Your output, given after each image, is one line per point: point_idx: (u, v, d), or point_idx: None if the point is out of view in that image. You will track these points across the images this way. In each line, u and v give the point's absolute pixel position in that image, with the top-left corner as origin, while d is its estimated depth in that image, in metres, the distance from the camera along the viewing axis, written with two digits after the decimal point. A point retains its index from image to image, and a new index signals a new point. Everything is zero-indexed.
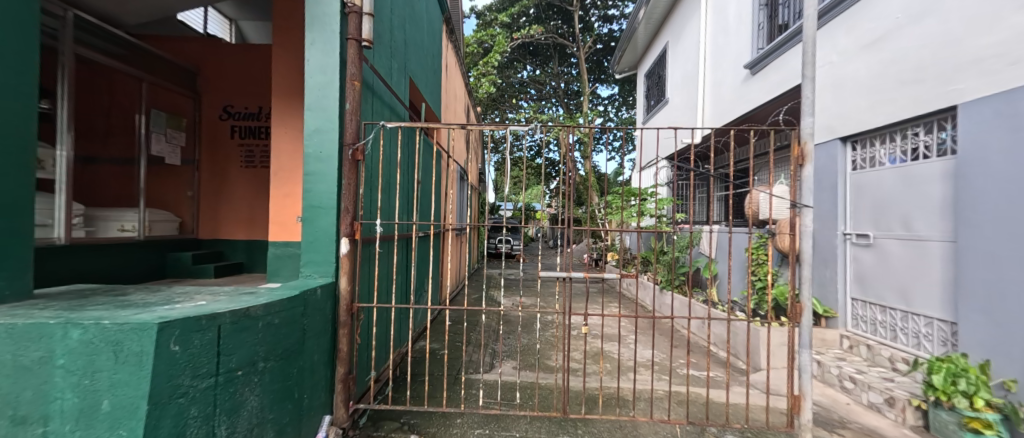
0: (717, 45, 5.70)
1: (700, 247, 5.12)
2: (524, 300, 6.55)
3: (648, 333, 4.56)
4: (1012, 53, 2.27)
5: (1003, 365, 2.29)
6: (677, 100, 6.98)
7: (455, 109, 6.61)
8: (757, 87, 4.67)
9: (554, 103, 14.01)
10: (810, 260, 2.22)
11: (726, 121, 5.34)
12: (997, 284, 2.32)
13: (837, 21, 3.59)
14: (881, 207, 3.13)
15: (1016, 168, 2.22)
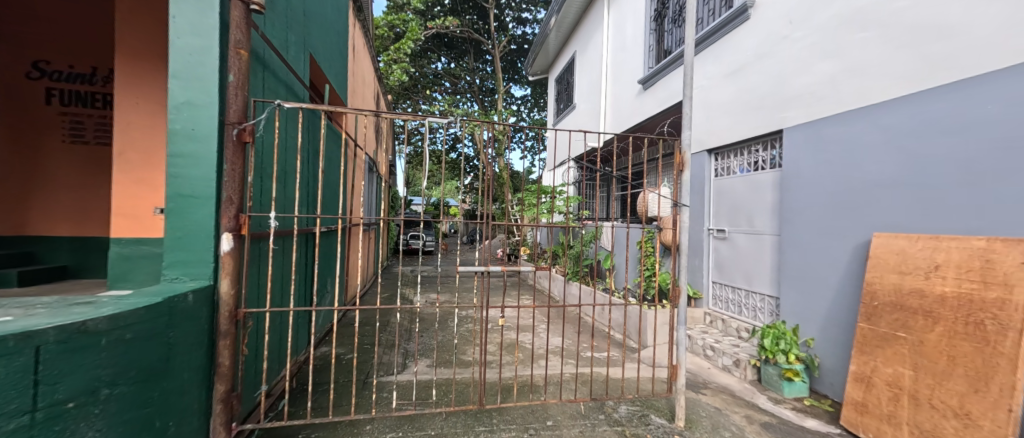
0: (616, 59, 6.34)
1: (602, 241, 5.66)
2: (440, 296, 6.45)
3: (558, 322, 4.88)
4: (818, 93, 3.03)
5: (806, 328, 3.07)
6: (584, 107, 7.55)
7: (364, 95, 6.10)
8: (647, 101, 5.34)
9: (470, 98, 13.93)
10: (687, 251, 2.63)
11: (624, 128, 5.99)
12: (805, 267, 3.09)
13: (707, 52, 4.32)
14: (734, 207, 3.88)
15: (820, 180, 3.00)
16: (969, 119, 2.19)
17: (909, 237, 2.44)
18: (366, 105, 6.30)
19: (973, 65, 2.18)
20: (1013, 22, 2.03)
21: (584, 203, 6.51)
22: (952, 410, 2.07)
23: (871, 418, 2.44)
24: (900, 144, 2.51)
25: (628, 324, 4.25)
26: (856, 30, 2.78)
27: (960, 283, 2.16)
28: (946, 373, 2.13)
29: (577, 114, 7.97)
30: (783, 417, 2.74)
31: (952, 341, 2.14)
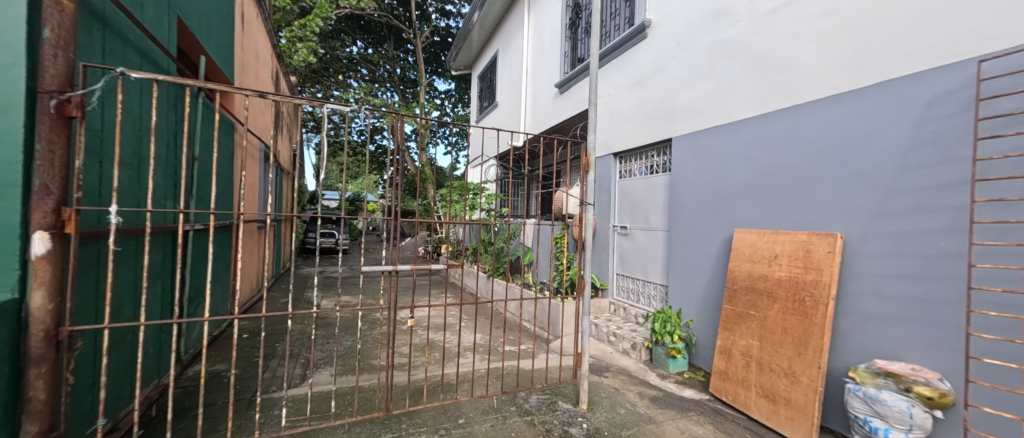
0: (535, 61, 6.56)
1: (520, 238, 5.82)
2: (345, 299, 6.01)
3: (476, 319, 4.92)
4: (698, 109, 3.56)
5: (687, 311, 3.59)
6: (505, 106, 7.67)
7: (259, 71, 5.31)
8: (562, 104, 5.65)
9: (389, 88, 13.07)
10: (591, 246, 2.83)
11: (541, 129, 6.24)
12: (688, 259, 3.61)
13: (612, 64, 4.75)
14: (634, 206, 4.35)
15: (699, 184, 3.54)
16: (801, 139, 2.78)
17: (758, 232, 3.01)
18: (262, 85, 5.52)
19: (803, 95, 2.77)
20: (827, 65, 2.63)
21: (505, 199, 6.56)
22: (784, 371, 2.62)
23: (731, 384, 2.97)
24: (755, 155, 3.08)
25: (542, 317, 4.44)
26: (725, 58, 3.32)
27: (790, 268, 2.73)
28: (781, 341, 2.68)
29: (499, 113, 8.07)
30: (668, 391, 3.16)
31: (784, 315, 2.70)
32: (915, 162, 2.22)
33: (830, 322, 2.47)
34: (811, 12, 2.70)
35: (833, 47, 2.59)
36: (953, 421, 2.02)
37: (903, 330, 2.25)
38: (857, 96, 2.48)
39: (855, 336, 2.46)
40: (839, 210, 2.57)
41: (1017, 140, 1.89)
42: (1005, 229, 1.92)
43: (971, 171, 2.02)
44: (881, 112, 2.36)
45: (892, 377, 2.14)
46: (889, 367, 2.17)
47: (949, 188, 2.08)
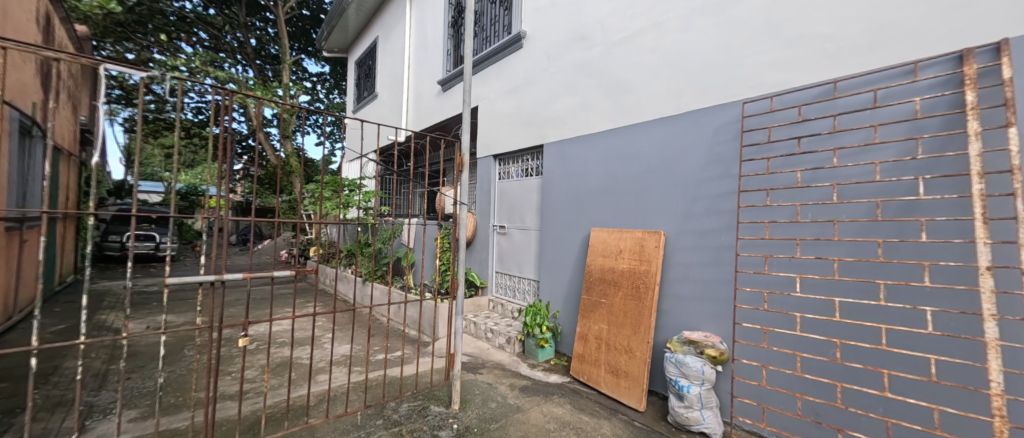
0: (418, 55, 6.37)
1: (402, 239, 5.79)
2: (175, 319, 5.18)
3: (347, 329, 4.65)
4: (564, 120, 4.01)
5: (555, 302, 3.99)
6: (386, 100, 7.29)
7: (9, 10, 3.76)
8: (445, 102, 5.65)
9: (240, 61, 10.88)
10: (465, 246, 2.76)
11: (424, 126, 6.14)
12: (557, 255, 4.01)
13: (491, 69, 4.98)
14: (511, 207, 4.68)
15: (564, 187, 3.98)
16: (638, 153, 3.36)
17: (608, 231, 3.52)
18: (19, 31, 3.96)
19: (639, 115, 3.36)
20: (656, 93, 3.24)
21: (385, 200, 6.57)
22: (625, 349, 3.13)
23: (587, 364, 3.39)
24: (607, 165, 3.60)
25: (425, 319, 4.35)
26: (585, 76, 3.81)
27: (630, 261, 3.28)
28: (623, 323, 3.20)
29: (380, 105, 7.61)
30: (536, 379, 3.44)
31: (626, 301, 3.23)
32: (709, 175, 2.90)
33: (656, 304, 3.06)
34: (646, 47, 3.30)
35: (660, 78, 3.21)
36: (728, 373, 2.73)
37: (701, 306, 2.91)
38: (674, 119, 3.11)
39: (674, 313, 3.07)
40: (661, 212, 3.19)
41: (760, 163, 2.63)
42: (754, 227, 2.66)
43: (737, 184, 2.74)
44: (689, 135, 3.02)
45: (693, 344, 2.77)
46: (692, 335, 2.80)
47: (723, 196, 2.82)
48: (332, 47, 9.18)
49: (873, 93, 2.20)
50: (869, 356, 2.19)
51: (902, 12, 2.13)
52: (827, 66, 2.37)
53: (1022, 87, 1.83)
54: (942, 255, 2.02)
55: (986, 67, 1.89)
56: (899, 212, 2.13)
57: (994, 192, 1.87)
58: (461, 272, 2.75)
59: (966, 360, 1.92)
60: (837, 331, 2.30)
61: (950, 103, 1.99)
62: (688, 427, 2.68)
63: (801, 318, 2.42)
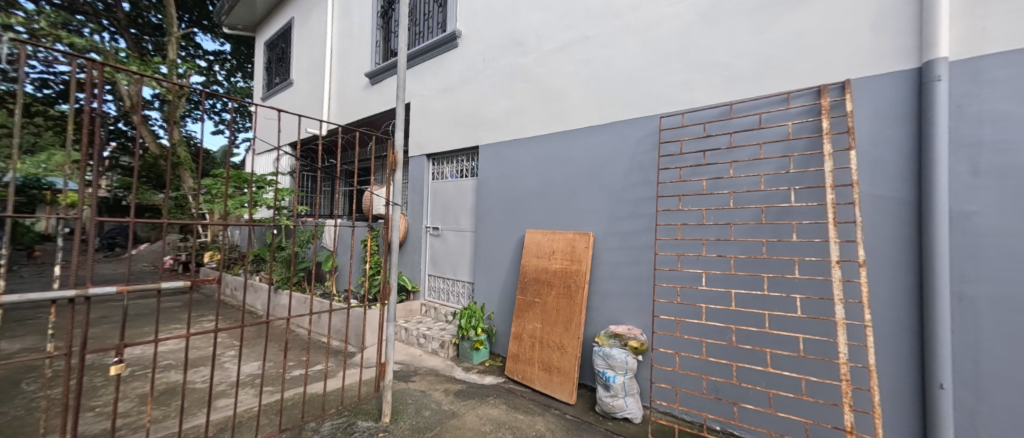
0: (341, 43, 5.91)
1: (324, 241, 5.47)
2: (16, 345, 4.16)
3: (257, 345, 4.18)
4: (499, 122, 4.01)
5: (490, 304, 3.97)
6: (304, 89, 6.63)
7: None
8: (372, 96, 5.32)
9: (110, 29, 9.09)
10: (398, 248, 2.57)
11: (348, 120, 5.72)
12: (491, 257, 3.99)
13: (425, 66, 4.82)
14: (446, 208, 4.57)
15: (500, 189, 3.98)
16: (568, 158, 3.46)
17: (542, 232, 3.57)
18: None
19: (570, 122, 3.46)
20: (585, 102, 3.37)
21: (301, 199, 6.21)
22: (557, 346, 3.19)
23: (521, 364, 3.40)
24: (540, 167, 3.66)
25: (352, 328, 4.11)
26: (519, 81, 3.84)
27: (561, 261, 3.35)
28: (555, 321, 3.26)
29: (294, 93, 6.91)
30: (472, 381, 3.38)
31: (558, 300, 3.30)
32: (632, 181, 3.07)
33: (585, 301, 3.17)
34: (577, 58, 3.42)
35: (589, 89, 3.34)
36: (647, 361, 2.91)
37: (625, 304, 3.06)
38: (601, 128, 3.25)
39: (601, 310, 3.19)
40: (590, 215, 3.31)
41: (673, 172, 2.86)
42: (668, 229, 2.87)
43: (654, 190, 2.95)
44: (614, 143, 3.17)
45: (618, 337, 2.91)
46: (617, 329, 2.95)
47: (643, 201, 3.00)
48: (234, 24, 8.05)
49: (758, 116, 2.53)
50: (755, 337, 2.48)
51: (778, 51, 2.47)
52: (727, 90, 2.66)
53: (860, 118, 2.22)
54: (808, 252, 2.34)
55: (835, 101, 2.28)
56: (776, 217, 2.45)
57: (841, 202, 2.23)
58: (393, 277, 2.56)
59: (824, 336, 2.26)
60: (734, 318, 2.57)
61: (813, 128, 2.34)
62: (614, 415, 2.78)
63: (706, 308, 2.65)
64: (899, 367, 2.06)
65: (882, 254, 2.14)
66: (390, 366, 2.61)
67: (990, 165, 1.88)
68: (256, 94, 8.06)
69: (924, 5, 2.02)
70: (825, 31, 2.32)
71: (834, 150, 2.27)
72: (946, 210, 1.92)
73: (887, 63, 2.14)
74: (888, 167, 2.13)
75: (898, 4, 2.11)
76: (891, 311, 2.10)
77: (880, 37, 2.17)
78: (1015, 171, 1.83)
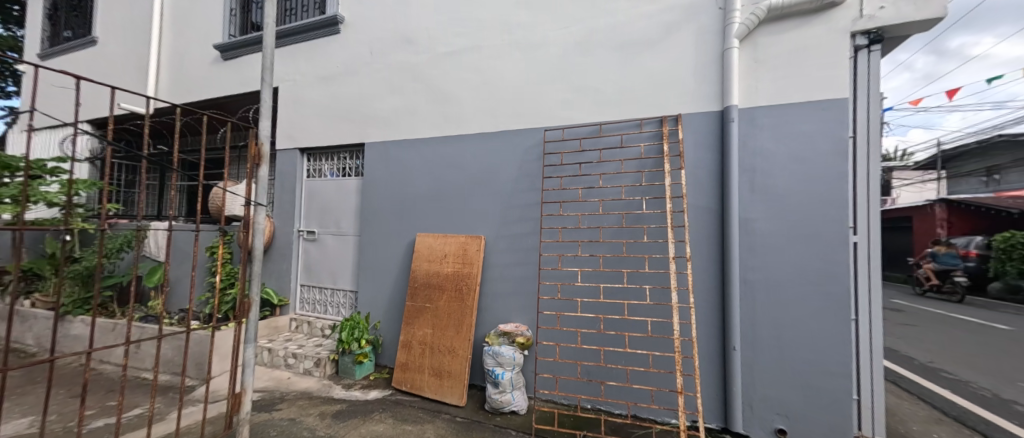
0: (179, 4, 4.77)
1: (149, 248, 4.41)
2: None
3: (34, 393, 3.08)
4: (386, 119, 3.75)
5: (375, 314, 3.68)
6: (115, 53, 5.11)
7: None
8: (226, 74, 4.44)
9: None
10: (262, 257, 2.12)
11: (190, 99, 4.66)
12: (377, 263, 3.72)
13: (299, 50, 4.25)
14: (323, 210, 4.10)
15: (387, 189, 3.72)
16: (460, 162, 3.43)
17: (433, 235, 3.46)
18: None
19: (461, 127, 3.44)
20: (477, 108, 3.38)
21: (107, 197, 5.03)
22: (447, 350, 3.10)
23: (410, 373, 3.20)
24: (431, 168, 3.54)
25: (194, 356, 3.39)
26: (410, 80, 3.67)
27: (454, 265, 3.29)
28: (446, 325, 3.18)
29: (99, 56, 5.28)
30: (353, 399, 3.03)
31: (450, 303, 3.22)
32: (521, 188, 3.20)
33: (476, 303, 3.16)
34: (470, 65, 3.43)
35: (482, 95, 3.37)
36: (532, 355, 3.05)
37: (513, 305, 3.15)
38: (493, 135, 3.31)
39: (491, 311, 3.22)
40: (481, 219, 3.33)
41: (555, 180, 3.08)
42: (551, 232, 3.07)
43: (540, 196, 3.13)
44: (505, 150, 3.26)
45: (506, 334, 2.93)
46: (505, 327, 2.96)
47: (531, 207, 3.16)
48: None
49: (621, 137, 2.91)
50: (619, 324, 2.81)
51: (636, 83, 2.88)
52: (597, 112, 2.99)
53: (687, 144, 2.71)
54: (655, 250, 2.75)
55: (671, 130, 2.76)
56: (634, 221, 2.84)
57: (677, 210, 2.71)
58: (256, 291, 2.10)
59: (666, 318, 2.68)
60: (603, 308, 2.87)
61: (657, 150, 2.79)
62: (501, 410, 2.79)
63: (582, 302, 2.92)
64: (709, 340, 2.58)
65: (706, 253, 2.64)
66: (248, 398, 2.11)
67: (762, 185, 2.50)
68: (30, 47, 5.89)
69: (724, 64, 2.61)
70: (665, 72, 2.81)
71: (672, 168, 2.73)
72: (737, 217, 2.50)
73: (705, 104, 2.69)
74: (707, 184, 2.66)
75: (710, 60, 2.69)
76: (704, 296, 2.61)
77: (701, 82, 2.71)
78: (780, 190, 2.47)
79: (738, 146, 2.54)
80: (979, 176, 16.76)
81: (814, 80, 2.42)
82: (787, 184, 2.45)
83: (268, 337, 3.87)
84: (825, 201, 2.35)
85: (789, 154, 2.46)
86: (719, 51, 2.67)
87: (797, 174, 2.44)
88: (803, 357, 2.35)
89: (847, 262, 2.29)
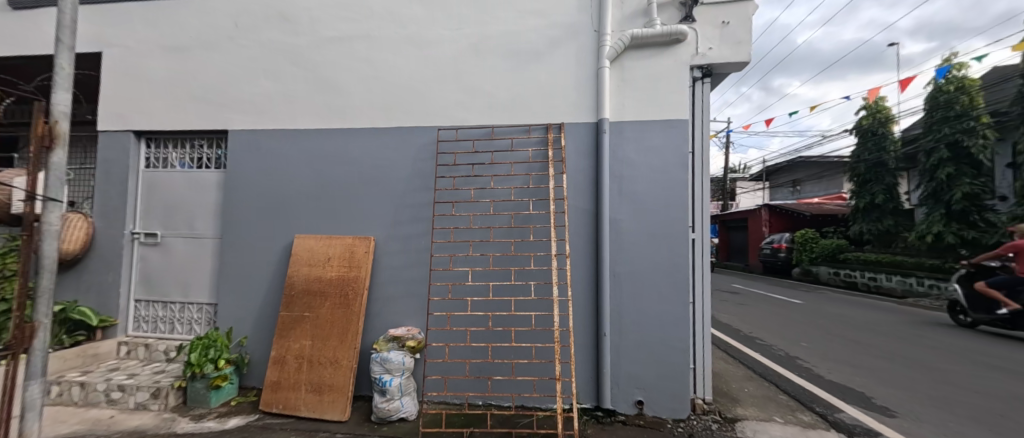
0: None
1: None
2: None
3: None
4: (256, 104, 3.29)
5: (239, 328, 3.19)
6: None
7: None
8: (17, 28, 3.39)
9: None
10: (52, 268, 1.67)
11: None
12: (243, 270, 3.23)
13: (136, 11, 3.47)
14: (168, 208, 3.40)
15: (255, 185, 3.26)
16: (345, 157, 3.18)
17: (314, 237, 3.14)
18: None
19: (348, 120, 3.19)
20: (367, 101, 3.18)
21: None
22: (329, 361, 2.84)
23: (281, 393, 2.83)
24: (313, 163, 3.21)
25: None
26: (286, 63, 3.27)
27: (338, 268, 3.03)
28: (328, 334, 2.91)
29: None
30: (205, 431, 2.52)
31: (333, 311, 2.96)
32: (413, 187, 3.11)
33: (363, 309, 2.97)
34: (358, 54, 3.21)
35: (370, 88, 3.18)
36: (422, 358, 2.98)
37: (403, 309, 3.04)
38: (383, 131, 3.15)
39: (380, 316, 3.06)
40: (369, 219, 3.14)
41: (448, 180, 3.07)
42: (443, 232, 3.04)
43: (432, 196, 3.09)
44: (396, 147, 3.13)
45: (396, 339, 2.84)
46: (395, 332, 2.86)
47: (423, 207, 3.09)
48: None
49: (511, 141, 3.06)
50: (508, 320, 2.93)
51: (525, 90, 3.05)
52: (488, 114, 3.08)
53: (568, 151, 2.97)
54: (540, 249, 2.95)
55: (555, 137, 3.00)
56: (522, 221, 2.99)
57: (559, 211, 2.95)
58: (42, 313, 1.66)
59: (549, 311, 2.89)
60: (492, 306, 2.97)
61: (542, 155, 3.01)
62: (389, 419, 2.65)
63: (471, 300, 2.96)
64: (585, 328, 2.86)
65: (583, 250, 2.90)
66: None
67: (627, 190, 2.86)
68: None
69: (598, 81, 2.92)
70: (550, 83, 3.02)
71: (556, 172, 2.97)
72: (609, 218, 2.81)
73: (583, 115, 2.98)
74: (585, 188, 2.94)
75: (587, 76, 2.99)
76: (581, 289, 2.87)
77: (580, 95, 2.99)
78: (639, 195, 2.85)
79: (610, 154, 2.86)
80: (787, 187, 21.92)
81: (666, 102, 2.87)
82: (645, 189, 2.85)
83: (80, 369, 3.06)
84: (673, 205, 2.81)
85: (648, 164, 2.86)
86: (594, 69, 2.98)
87: (653, 181, 2.85)
88: (656, 337, 2.77)
89: (688, 255, 2.77)
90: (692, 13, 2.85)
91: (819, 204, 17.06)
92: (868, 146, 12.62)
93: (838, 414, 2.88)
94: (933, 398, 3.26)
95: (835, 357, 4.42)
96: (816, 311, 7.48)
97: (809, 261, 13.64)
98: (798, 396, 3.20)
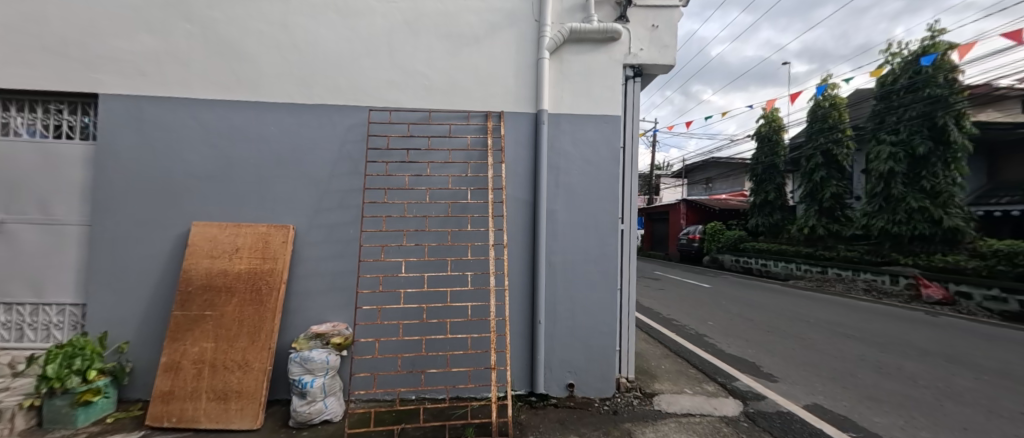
0: None
1: None
2: None
3: None
4: (138, 65, 2.77)
5: (117, 332, 2.71)
6: None
7: None
8: None
9: None
10: None
11: None
12: (123, 262, 2.73)
13: None
14: (14, 185, 2.74)
15: (138, 162, 2.76)
16: (258, 134, 2.82)
17: (219, 225, 2.77)
18: None
19: (261, 92, 2.83)
20: (283, 73, 2.84)
21: None
22: (237, 365, 2.53)
23: (175, 403, 2.46)
24: (216, 140, 2.80)
25: None
26: (179, 19, 2.79)
27: (249, 260, 2.71)
28: (235, 335, 2.59)
29: None
30: None
31: (241, 308, 2.64)
32: (340, 171, 2.87)
33: (280, 305, 2.70)
34: (272, 18, 2.84)
35: (289, 58, 2.85)
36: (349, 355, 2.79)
37: (328, 302, 2.82)
38: (304, 108, 2.85)
39: (301, 312, 2.80)
40: (287, 205, 2.84)
41: (380, 166, 2.89)
42: (374, 221, 2.86)
43: (362, 182, 2.88)
44: (320, 127, 2.86)
45: (319, 336, 2.63)
46: (318, 329, 2.66)
47: (351, 193, 2.87)
48: None
49: (449, 127, 2.97)
50: (443, 312, 2.87)
51: (464, 75, 2.96)
52: (425, 98, 2.94)
53: (507, 140, 2.96)
54: (477, 239, 2.92)
55: (494, 125, 2.98)
56: (459, 211, 2.93)
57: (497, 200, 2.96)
58: None
59: (485, 301, 2.89)
60: (426, 298, 2.88)
61: (482, 144, 2.97)
62: (311, 422, 2.45)
63: (404, 292, 2.84)
64: (520, 317, 2.90)
65: (519, 240, 2.93)
66: None
67: (563, 182, 2.94)
68: None
69: (538, 71, 2.95)
70: (489, 70, 2.97)
71: (494, 161, 2.96)
72: (545, 209, 2.87)
73: (522, 105, 2.98)
74: (523, 178, 2.97)
75: (527, 66, 2.99)
76: (517, 278, 2.91)
77: (519, 84, 2.99)
78: (574, 187, 2.95)
79: (547, 145, 2.91)
80: (701, 184, 24.48)
81: (599, 97, 2.99)
82: (579, 182, 2.95)
83: None
84: (604, 197, 2.96)
85: (583, 157, 2.96)
86: (533, 59, 3.00)
87: (586, 173, 2.96)
88: (586, 323, 2.91)
89: (616, 245, 2.95)
90: (626, 14, 2.98)
91: (724, 200, 19.37)
92: (765, 150, 14.57)
93: (734, 382, 3.31)
94: (805, 364, 3.89)
95: (734, 332, 5.07)
96: (721, 294, 8.50)
97: (717, 250, 15.53)
98: (704, 369, 3.61)
